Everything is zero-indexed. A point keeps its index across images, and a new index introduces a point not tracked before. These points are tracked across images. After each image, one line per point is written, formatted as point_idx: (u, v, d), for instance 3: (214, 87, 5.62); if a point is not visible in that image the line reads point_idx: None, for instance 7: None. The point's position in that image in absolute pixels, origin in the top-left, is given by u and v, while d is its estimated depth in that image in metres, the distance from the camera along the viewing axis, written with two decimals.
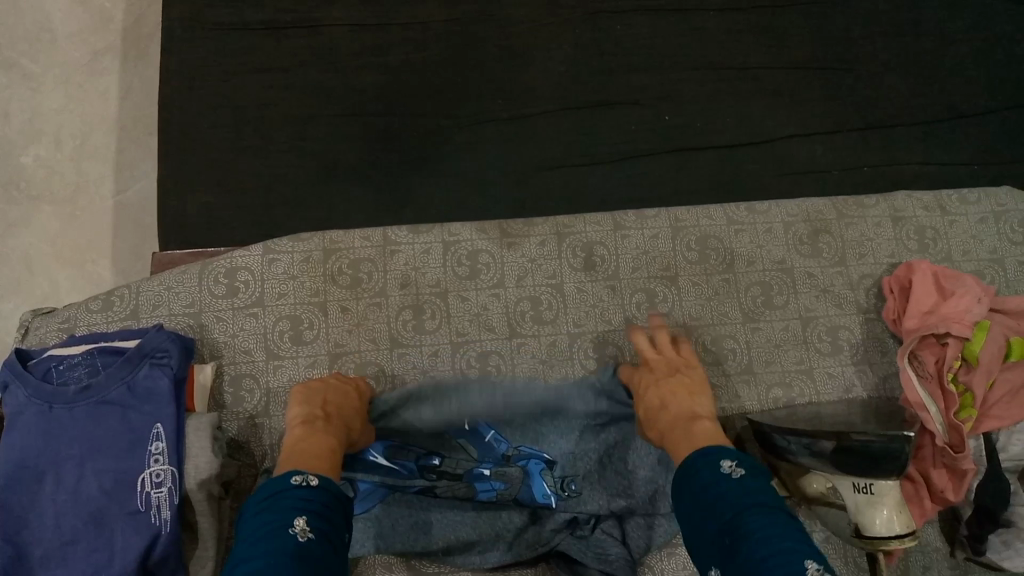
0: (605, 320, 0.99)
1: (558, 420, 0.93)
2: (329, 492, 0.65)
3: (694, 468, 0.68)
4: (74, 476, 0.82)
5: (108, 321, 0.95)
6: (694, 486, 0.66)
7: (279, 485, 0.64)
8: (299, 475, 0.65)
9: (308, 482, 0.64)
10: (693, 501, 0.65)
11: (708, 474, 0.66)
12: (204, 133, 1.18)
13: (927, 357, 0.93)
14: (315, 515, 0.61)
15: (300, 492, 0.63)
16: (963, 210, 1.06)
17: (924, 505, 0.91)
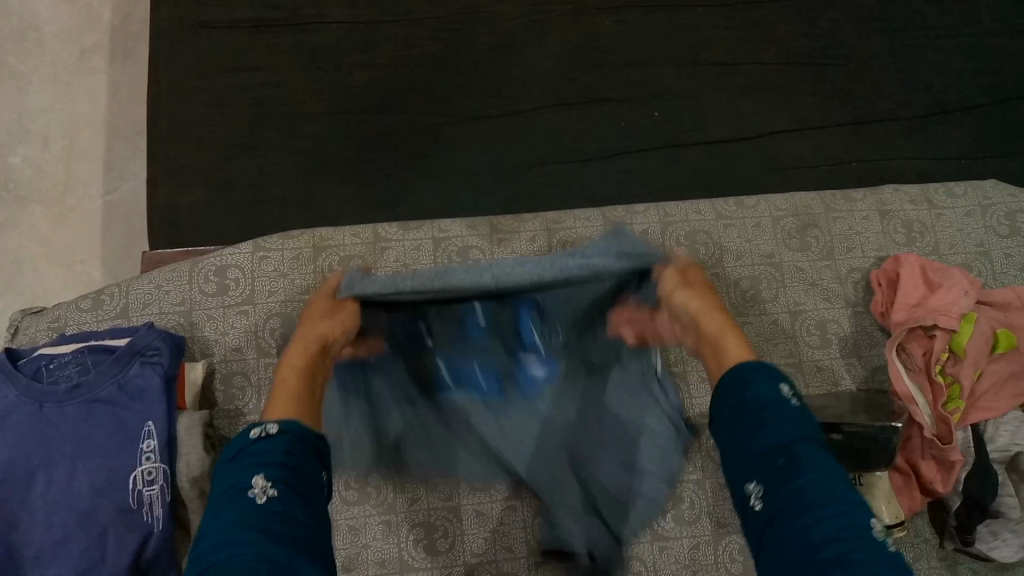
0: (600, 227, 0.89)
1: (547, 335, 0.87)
2: (293, 434, 0.57)
3: (737, 380, 0.59)
4: (66, 474, 0.82)
5: (98, 321, 0.94)
6: (740, 397, 0.58)
7: (242, 441, 0.56)
8: (258, 428, 0.56)
9: (266, 433, 0.56)
10: (733, 414, 0.58)
11: (759, 390, 0.57)
12: (194, 130, 1.18)
13: (915, 349, 0.93)
14: (276, 468, 0.53)
15: (261, 445, 0.55)
16: (949, 204, 1.07)
17: (913, 497, 0.92)
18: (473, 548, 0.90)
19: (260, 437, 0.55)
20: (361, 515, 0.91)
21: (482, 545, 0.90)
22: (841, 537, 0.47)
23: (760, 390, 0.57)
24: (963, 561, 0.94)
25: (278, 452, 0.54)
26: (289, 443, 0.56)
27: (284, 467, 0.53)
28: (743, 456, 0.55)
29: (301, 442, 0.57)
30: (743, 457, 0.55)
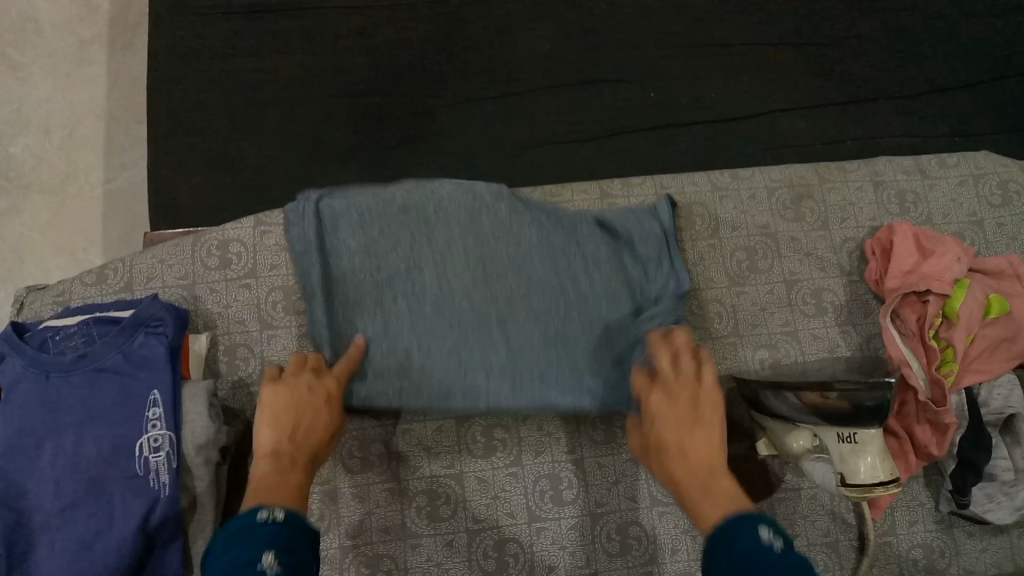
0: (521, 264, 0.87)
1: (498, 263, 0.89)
2: (297, 525, 0.63)
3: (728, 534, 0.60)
4: (73, 442, 0.82)
5: (102, 293, 0.96)
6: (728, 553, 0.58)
7: (245, 553, 0.56)
8: (266, 512, 0.62)
9: (274, 517, 0.62)
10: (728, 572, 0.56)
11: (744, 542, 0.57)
12: (194, 113, 1.19)
13: (909, 315, 0.95)
14: (283, 550, 0.58)
15: (268, 527, 0.60)
16: (942, 174, 1.08)
17: (910, 461, 0.92)
18: (474, 514, 0.92)
19: (269, 520, 0.61)
20: (363, 483, 0.92)
21: (483, 510, 0.92)
22: None
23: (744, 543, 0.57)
24: (959, 525, 0.96)
25: (284, 533, 0.60)
26: (293, 533, 0.61)
27: (288, 552, 0.58)
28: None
29: (302, 533, 0.62)
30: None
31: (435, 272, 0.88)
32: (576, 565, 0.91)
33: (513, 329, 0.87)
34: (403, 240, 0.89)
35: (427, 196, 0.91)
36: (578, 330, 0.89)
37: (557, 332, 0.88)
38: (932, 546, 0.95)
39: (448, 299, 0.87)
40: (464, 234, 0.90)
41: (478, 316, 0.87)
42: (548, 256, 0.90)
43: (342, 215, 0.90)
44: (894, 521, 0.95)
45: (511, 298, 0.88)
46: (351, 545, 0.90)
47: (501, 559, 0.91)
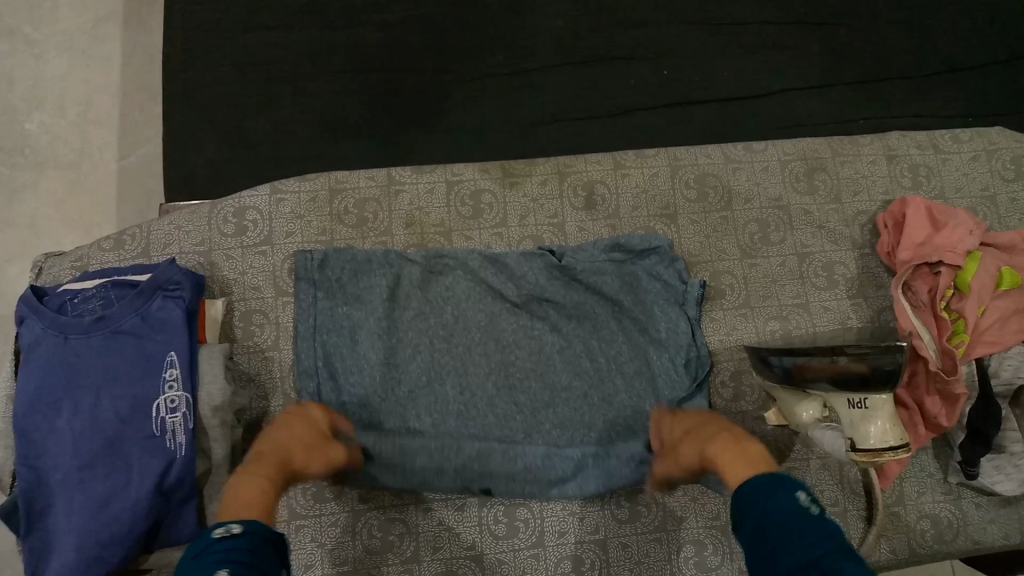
0: (533, 352, 0.95)
1: (504, 356, 0.95)
2: (253, 535, 0.63)
3: (759, 493, 0.64)
4: (91, 402, 0.83)
5: (120, 259, 0.97)
6: (760, 510, 0.62)
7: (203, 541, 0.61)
8: (221, 528, 0.62)
9: (231, 533, 0.62)
10: (759, 530, 0.60)
11: (782, 501, 0.62)
12: (210, 86, 1.20)
13: (920, 287, 0.95)
14: (243, 561, 0.58)
15: (226, 543, 0.60)
16: (955, 148, 1.08)
17: (919, 432, 0.92)
18: None
19: (224, 536, 0.61)
20: None
21: None
22: None
23: (780, 503, 0.61)
24: (967, 496, 0.96)
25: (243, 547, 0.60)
26: (250, 543, 0.61)
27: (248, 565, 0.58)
28: (775, 565, 0.56)
29: (261, 545, 0.62)
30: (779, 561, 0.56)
31: (454, 384, 0.93)
32: (586, 531, 0.92)
33: (537, 437, 0.92)
34: (426, 353, 0.94)
35: (447, 304, 0.97)
36: (601, 432, 0.93)
37: (579, 433, 0.93)
38: (940, 516, 0.95)
39: (471, 407, 0.93)
40: (484, 341, 0.95)
41: (502, 423, 0.92)
42: (569, 358, 0.95)
43: (366, 325, 0.94)
44: (902, 491, 0.96)
45: (532, 405, 0.93)
46: (363, 508, 0.91)
47: (512, 524, 0.91)
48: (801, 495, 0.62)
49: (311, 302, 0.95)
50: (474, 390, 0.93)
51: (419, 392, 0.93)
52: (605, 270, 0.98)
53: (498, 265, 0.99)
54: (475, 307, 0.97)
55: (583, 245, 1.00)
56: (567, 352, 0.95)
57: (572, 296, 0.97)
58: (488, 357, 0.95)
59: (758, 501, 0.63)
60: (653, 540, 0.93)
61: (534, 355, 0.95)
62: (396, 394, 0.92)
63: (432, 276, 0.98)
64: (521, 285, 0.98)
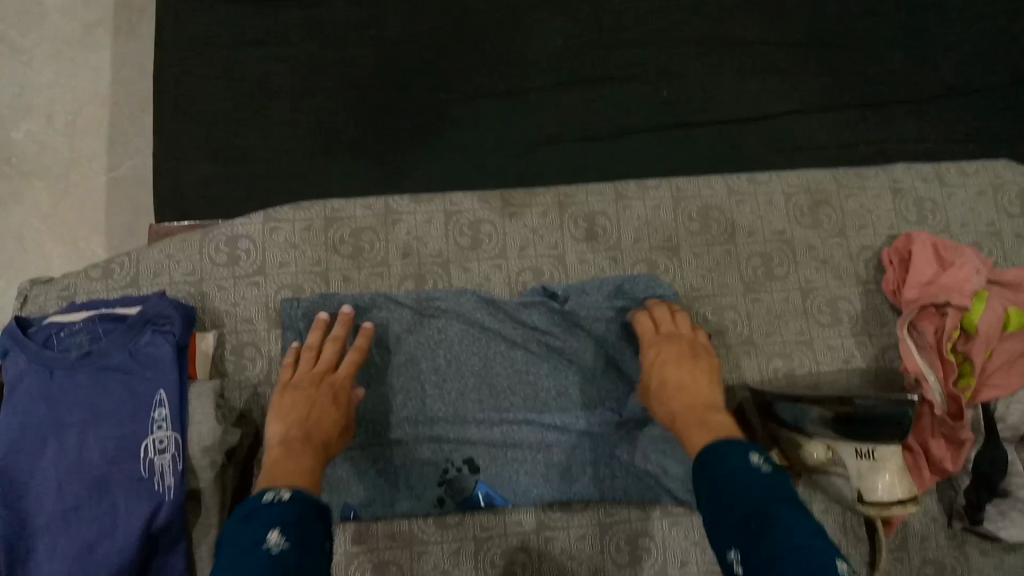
0: (532, 396, 0.94)
1: (497, 401, 0.93)
2: (302, 503, 0.66)
3: (715, 456, 0.65)
4: (77, 442, 0.81)
5: (109, 289, 0.94)
6: (715, 473, 0.63)
7: (253, 504, 0.65)
8: (270, 495, 0.66)
9: (280, 498, 0.66)
10: (716, 495, 0.62)
11: (736, 462, 0.63)
12: (203, 103, 1.17)
13: (926, 327, 0.93)
14: (291, 525, 0.62)
15: (276, 508, 0.64)
16: (961, 183, 1.07)
17: (923, 475, 0.91)
18: (481, 522, 0.91)
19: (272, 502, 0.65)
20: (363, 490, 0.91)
21: (490, 519, 0.91)
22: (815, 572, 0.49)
23: (731, 464, 0.63)
24: (971, 541, 0.95)
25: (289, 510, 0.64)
26: (300, 508, 0.65)
27: (296, 525, 0.62)
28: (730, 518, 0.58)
29: (310, 509, 0.66)
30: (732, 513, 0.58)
31: (446, 426, 0.91)
32: None
33: (520, 472, 0.91)
34: (417, 398, 0.92)
35: (439, 348, 0.94)
36: (576, 481, 0.91)
37: (559, 483, 0.91)
38: (942, 562, 0.94)
39: (463, 448, 0.91)
40: (477, 386, 0.93)
41: (483, 461, 0.91)
42: (565, 401, 0.94)
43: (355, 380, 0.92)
44: (905, 534, 0.94)
45: (524, 446, 0.92)
46: (356, 551, 0.89)
47: (509, 568, 0.90)
48: (753, 454, 0.63)
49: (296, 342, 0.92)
50: (468, 430, 0.91)
51: (413, 436, 0.91)
52: (610, 317, 0.95)
53: (495, 308, 0.96)
54: (469, 349, 0.94)
55: (587, 288, 0.97)
56: (564, 398, 0.94)
57: (571, 340, 0.95)
58: (481, 401, 0.93)
59: (713, 464, 0.65)
60: None
61: (530, 401, 0.93)
62: (387, 439, 0.90)
63: (423, 319, 0.95)
64: (519, 326, 0.96)
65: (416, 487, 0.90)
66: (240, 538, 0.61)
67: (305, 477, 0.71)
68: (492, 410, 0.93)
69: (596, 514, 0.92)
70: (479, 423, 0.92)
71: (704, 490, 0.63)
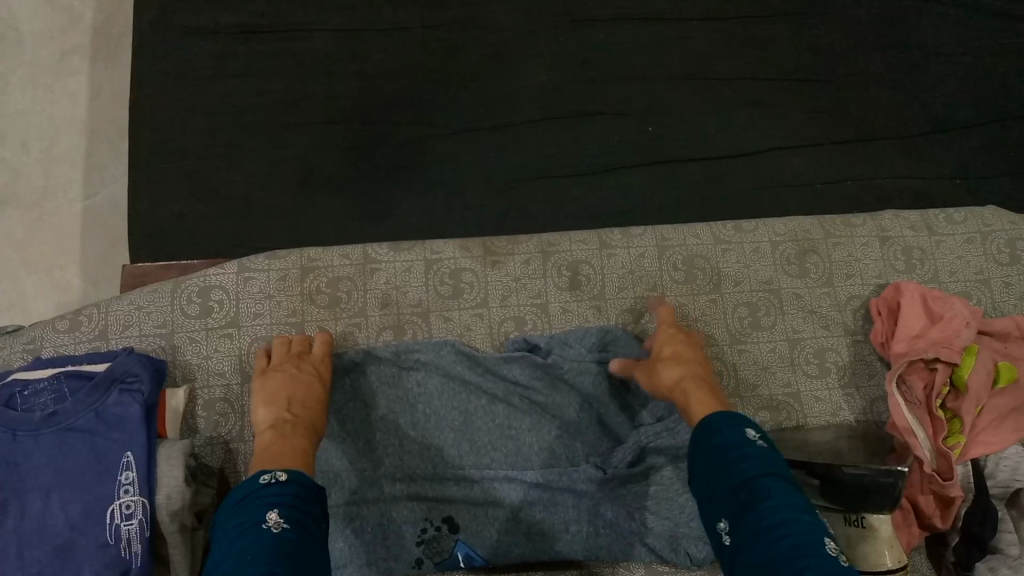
0: (513, 451, 0.91)
1: (477, 456, 0.90)
2: (300, 483, 0.65)
3: (710, 425, 0.67)
4: (40, 507, 0.79)
5: (76, 343, 0.91)
6: (711, 442, 0.65)
7: (250, 485, 0.63)
8: (268, 475, 0.64)
9: (277, 480, 0.64)
10: (708, 462, 0.64)
11: (730, 433, 0.64)
12: (179, 141, 1.15)
13: (915, 382, 0.92)
14: (289, 507, 0.61)
15: (273, 489, 0.63)
16: (949, 230, 1.05)
17: (912, 531, 0.89)
18: None
19: (270, 483, 0.63)
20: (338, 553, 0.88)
21: None
22: (796, 556, 0.52)
23: (728, 436, 0.64)
24: None
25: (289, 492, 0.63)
26: (298, 488, 0.64)
27: (294, 510, 0.61)
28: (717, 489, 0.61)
29: (307, 490, 0.65)
30: (719, 482, 0.61)
31: (425, 482, 0.88)
32: None
33: (502, 530, 0.88)
34: (395, 454, 0.90)
35: (418, 402, 0.92)
36: (560, 540, 0.88)
37: (542, 542, 0.88)
38: None
39: (442, 505, 0.88)
40: (457, 440, 0.91)
41: (463, 518, 0.88)
42: (547, 456, 0.91)
43: (331, 438, 0.90)
44: None
45: (505, 503, 0.89)
46: None
47: None
48: (750, 429, 0.65)
49: None
50: (447, 487, 0.88)
51: (388, 494, 0.87)
52: (591, 369, 0.94)
53: (475, 360, 0.94)
54: (448, 403, 0.92)
55: (570, 339, 0.96)
56: (546, 453, 0.91)
57: (552, 393, 0.93)
58: (460, 456, 0.90)
59: (709, 431, 0.66)
60: None
61: (511, 456, 0.91)
62: (361, 497, 0.87)
63: (402, 372, 0.93)
64: (500, 379, 0.94)
65: (392, 548, 0.87)
66: (241, 520, 0.60)
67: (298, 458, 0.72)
68: (471, 466, 0.90)
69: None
70: (459, 479, 0.89)
71: (698, 455, 0.66)
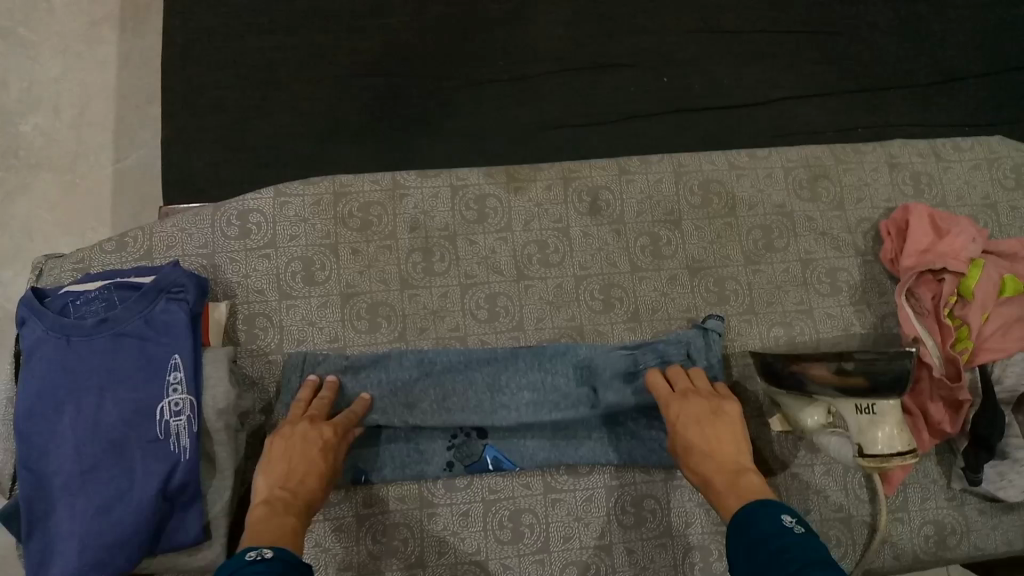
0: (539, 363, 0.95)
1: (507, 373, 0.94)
2: (285, 561, 0.63)
3: (750, 523, 0.65)
4: (94, 405, 0.82)
5: (123, 261, 0.97)
6: (752, 532, 0.63)
7: (235, 561, 0.61)
8: (253, 552, 0.63)
9: (263, 556, 0.62)
10: (751, 553, 0.61)
11: (768, 527, 0.63)
12: (212, 92, 1.18)
13: (924, 294, 0.96)
14: None
15: (259, 565, 0.61)
16: (957, 157, 1.09)
17: (923, 437, 0.93)
18: (490, 484, 0.92)
19: (256, 559, 0.62)
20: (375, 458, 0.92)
21: (498, 482, 0.92)
22: None
23: (766, 527, 0.63)
24: (970, 502, 0.97)
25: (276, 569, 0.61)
26: (283, 567, 0.62)
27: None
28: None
29: (293, 569, 0.62)
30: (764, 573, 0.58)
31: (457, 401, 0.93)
32: (591, 538, 0.92)
33: (528, 439, 0.93)
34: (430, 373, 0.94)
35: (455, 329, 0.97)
36: (582, 445, 0.93)
37: (565, 448, 0.93)
38: (942, 523, 0.96)
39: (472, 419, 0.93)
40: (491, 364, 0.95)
41: (491, 427, 0.94)
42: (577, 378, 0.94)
43: (375, 375, 0.93)
44: (906, 497, 0.96)
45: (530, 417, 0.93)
46: (367, 513, 0.90)
47: (517, 530, 0.91)
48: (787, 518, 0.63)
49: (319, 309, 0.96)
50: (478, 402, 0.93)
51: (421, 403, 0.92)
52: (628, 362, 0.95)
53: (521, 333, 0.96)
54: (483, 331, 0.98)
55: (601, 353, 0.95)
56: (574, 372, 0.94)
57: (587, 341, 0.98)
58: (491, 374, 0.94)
59: (747, 528, 0.65)
60: (658, 545, 0.92)
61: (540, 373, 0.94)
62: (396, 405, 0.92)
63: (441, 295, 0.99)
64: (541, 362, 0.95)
65: (420, 453, 0.92)
66: None
67: (285, 537, 0.71)
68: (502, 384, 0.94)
69: (602, 476, 0.94)
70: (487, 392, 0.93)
71: (739, 546, 0.64)
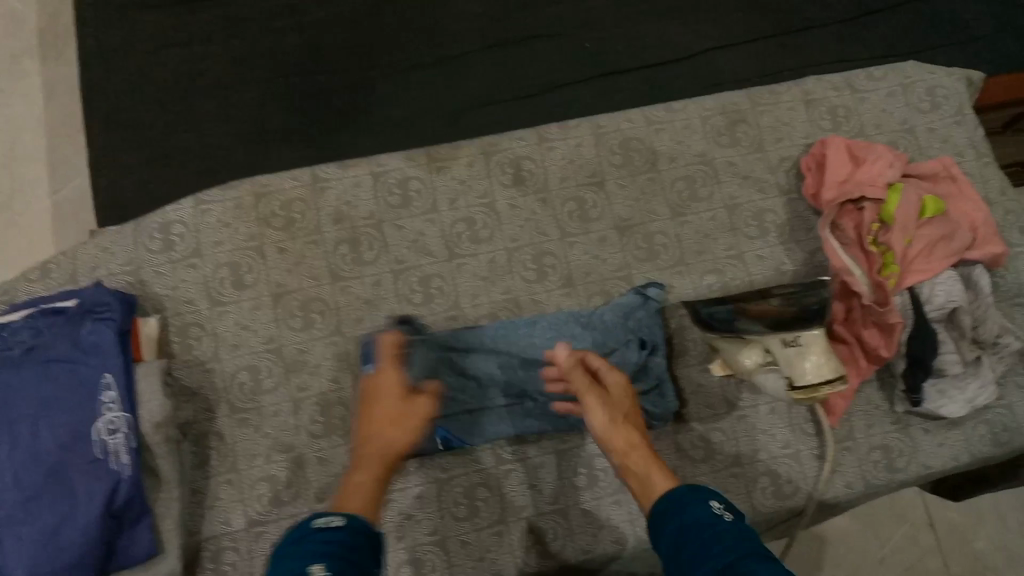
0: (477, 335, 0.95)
1: (451, 356, 0.93)
2: (354, 530, 0.61)
3: (673, 507, 0.62)
4: (29, 433, 0.81)
5: (48, 288, 0.96)
6: (675, 521, 0.61)
7: (302, 529, 0.60)
8: (322, 519, 0.61)
9: (333, 524, 0.61)
10: (676, 544, 0.59)
11: (697, 512, 0.60)
12: (128, 107, 1.14)
13: (847, 224, 0.97)
14: (337, 555, 0.57)
15: (325, 533, 0.59)
16: (870, 87, 1.11)
17: (860, 364, 0.94)
18: (442, 464, 0.92)
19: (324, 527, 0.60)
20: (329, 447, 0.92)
21: (449, 461, 0.93)
22: None
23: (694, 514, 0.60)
24: (916, 424, 0.98)
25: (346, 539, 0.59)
26: (351, 535, 0.60)
27: (343, 559, 0.57)
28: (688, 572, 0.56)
29: (364, 539, 0.61)
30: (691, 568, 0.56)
31: None
32: (546, 504, 0.92)
33: (476, 415, 0.92)
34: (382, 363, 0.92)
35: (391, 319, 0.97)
36: (529, 415, 0.93)
37: (514, 419, 0.93)
38: (891, 447, 0.97)
39: None
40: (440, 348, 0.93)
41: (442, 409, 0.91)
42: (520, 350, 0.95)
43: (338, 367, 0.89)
44: (852, 426, 0.97)
45: (478, 392, 0.93)
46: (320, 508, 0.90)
47: (472, 506, 0.91)
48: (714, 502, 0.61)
49: (255, 312, 0.96)
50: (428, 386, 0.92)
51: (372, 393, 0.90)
52: (576, 334, 0.94)
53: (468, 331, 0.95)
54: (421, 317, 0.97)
55: (541, 322, 0.96)
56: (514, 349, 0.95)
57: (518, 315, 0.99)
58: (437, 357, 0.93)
59: (668, 515, 0.62)
60: (614, 502, 0.93)
61: (480, 352, 0.95)
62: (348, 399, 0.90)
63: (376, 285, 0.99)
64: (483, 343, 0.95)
65: None
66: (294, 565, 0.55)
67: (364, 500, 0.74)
68: (448, 366, 0.93)
69: (552, 443, 0.94)
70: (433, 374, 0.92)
71: (664, 535, 0.61)
